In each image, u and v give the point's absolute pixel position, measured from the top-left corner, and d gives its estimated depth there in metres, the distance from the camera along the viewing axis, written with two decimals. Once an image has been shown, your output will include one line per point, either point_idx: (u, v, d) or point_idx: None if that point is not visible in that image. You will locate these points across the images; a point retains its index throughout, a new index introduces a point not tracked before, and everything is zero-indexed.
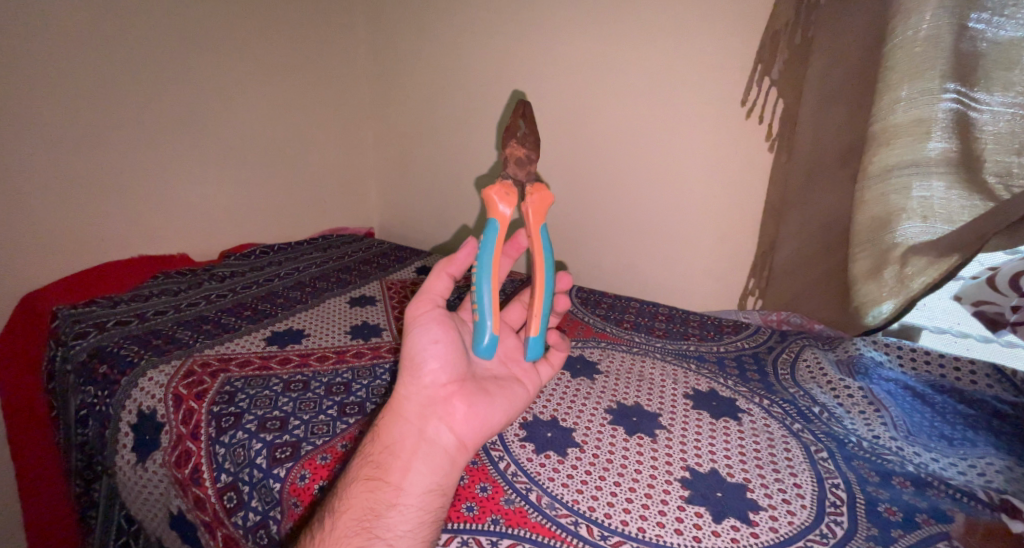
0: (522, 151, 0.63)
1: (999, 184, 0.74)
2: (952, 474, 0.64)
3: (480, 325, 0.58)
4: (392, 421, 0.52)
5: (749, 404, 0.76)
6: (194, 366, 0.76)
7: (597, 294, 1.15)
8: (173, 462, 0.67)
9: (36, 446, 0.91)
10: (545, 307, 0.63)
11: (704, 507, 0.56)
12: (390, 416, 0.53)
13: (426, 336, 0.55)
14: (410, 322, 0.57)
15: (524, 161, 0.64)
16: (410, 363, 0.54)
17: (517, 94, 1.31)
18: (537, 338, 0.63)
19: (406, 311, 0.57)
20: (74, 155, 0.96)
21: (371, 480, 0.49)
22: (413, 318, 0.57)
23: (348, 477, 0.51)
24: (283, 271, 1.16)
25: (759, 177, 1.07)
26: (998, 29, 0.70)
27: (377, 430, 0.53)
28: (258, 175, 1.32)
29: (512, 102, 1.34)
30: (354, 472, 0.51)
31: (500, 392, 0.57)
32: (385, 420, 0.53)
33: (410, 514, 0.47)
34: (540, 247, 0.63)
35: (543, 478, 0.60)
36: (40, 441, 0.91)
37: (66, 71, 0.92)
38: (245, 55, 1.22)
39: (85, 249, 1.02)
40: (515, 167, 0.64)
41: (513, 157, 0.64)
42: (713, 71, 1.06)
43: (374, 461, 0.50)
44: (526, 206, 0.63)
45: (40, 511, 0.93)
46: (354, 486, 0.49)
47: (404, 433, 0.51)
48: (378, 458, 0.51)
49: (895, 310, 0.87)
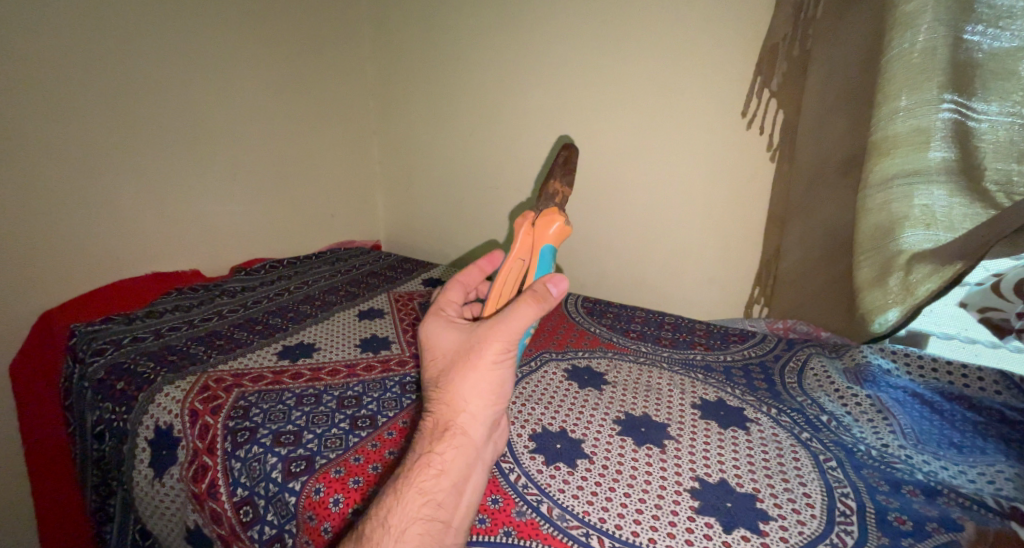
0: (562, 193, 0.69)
1: (999, 191, 0.75)
2: (962, 482, 0.64)
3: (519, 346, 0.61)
4: (459, 453, 0.51)
5: (756, 413, 0.76)
6: (209, 381, 0.78)
7: (602, 304, 1.16)
8: (190, 477, 0.68)
9: (51, 449, 0.93)
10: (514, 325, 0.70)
11: (714, 518, 0.56)
12: (453, 446, 0.51)
13: (506, 366, 0.53)
14: (482, 342, 0.52)
15: (550, 196, 0.69)
16: (479, 388, 0.52)
17: (566, 137, 1.29)
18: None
19: (501, 341, 0.52)
20: (87, 174, 0.99)
21: (434, 514, 0.48)
22: (494, 344, 0.52)
23: (396, 513, 0.48)
24: (292, 285, 1.18)
25: (760, 186, 1.08)
26: (993, 39, 0.71)
27: (436, 461, 0.50)
28: (267, 190, 1.34)
29: (560, 145, 1.32)
30: (406, 508, 0.48)
31: None
32: (446, 448, 0.51)
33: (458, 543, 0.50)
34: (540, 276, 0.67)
35: (553, 489, 0.60)
36: (54, 443, 0.93)
37: (77, 95, 0.95)
38: (254, 73, 1.25)
39: (97, 266, 1.04)
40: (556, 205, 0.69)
41: (559, 194, 0.69)
42: (713, 83, 1.07)
43: (436, 498, 0.49)
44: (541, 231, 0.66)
45: (56, 514, 0.94)
46: (413, 524, 0.47)
47: (470, 464, 0.51)
48: (441, 492, 0.49)
49: (902, 318, 0.86)
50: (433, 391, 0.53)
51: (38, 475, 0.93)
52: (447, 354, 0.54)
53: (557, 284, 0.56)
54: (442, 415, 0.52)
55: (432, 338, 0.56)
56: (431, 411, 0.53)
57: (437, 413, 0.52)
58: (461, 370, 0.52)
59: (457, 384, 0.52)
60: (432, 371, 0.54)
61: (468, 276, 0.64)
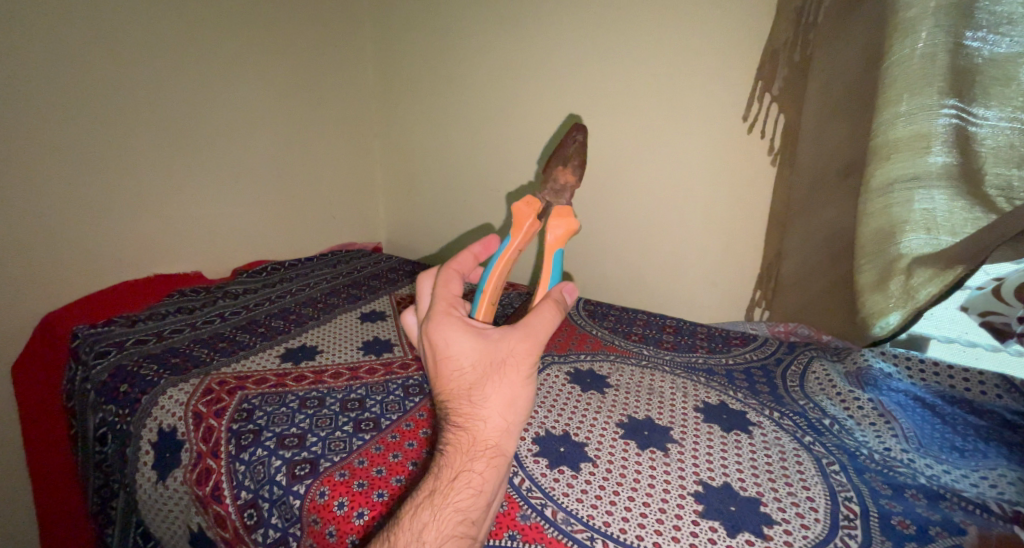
0: (569, 179, 0.66)
1: (1000, 196, 0.75)
2: (964, 486, 0.64)
3: None
4: (494, 470, 0.51)
5: (759, 417, 0.76)
6: (212, 383, 0.78)
7: (604, 306, 1.16)
8: (193, 480, 0.68)
9: (53, 447, 0.93)
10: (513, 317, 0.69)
11: (718, 521, 0.57)
12: (488, 464, 0.51)
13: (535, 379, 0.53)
14: (519, 360, 0.52)
15: (559, 187, 0.66)
16: (512, 406, 0.52)
17: (573, 117, 1.27)
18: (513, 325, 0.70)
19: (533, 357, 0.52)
20: (89, 175, 0.99)
21: (466, 528, 0.50)
22: (526, 359, 0.52)
23: (433, 530, 0.49)
24: (293, 287, 1.18)
25: (761, 189, 1.08)
26: (993, 46, 0.72)
27: (472, 478, 0.51)
28: (268, 192, 1.34)
29: (567, 125, 1.29)
30: (442, 524, 0.49)
31: None
32: (481, 466, 0.51)
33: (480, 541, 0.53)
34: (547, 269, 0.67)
35: (557, 493, 0.60)
36: (56, 441, 0.93)
37: (80, 99, 0.95)
38: (256, 76, 1.26)
39: (100, 268, 1.04)
40: (564, 195, 0.66)
41: (566, 183, 0.66)
42: (713, 88, 1.08)
43: (470, 511, 0.50)
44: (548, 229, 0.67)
45: (57, 514, 0.94)
46: (449, 539, 0.49)
47: (502, 478, 0.52)
48: (474, 506, 0.51)
49: (903, 321, 0.86)
50: (465, 406, 0.52)
51: (39, 473, 0.93)
52: (476, 367, 0.52)
53: (569, 292, 0.59)
54: (475, 433, 0.51)
55: (455, 347, 0.52)
56: (463, 426, 0.52)
57: (470, 430, 0.51)
58: (496, 389, 0.51)
59: (493, 402, 0.51)
60: (459, 383, 0.52)
61: (461, 263, 0.61)
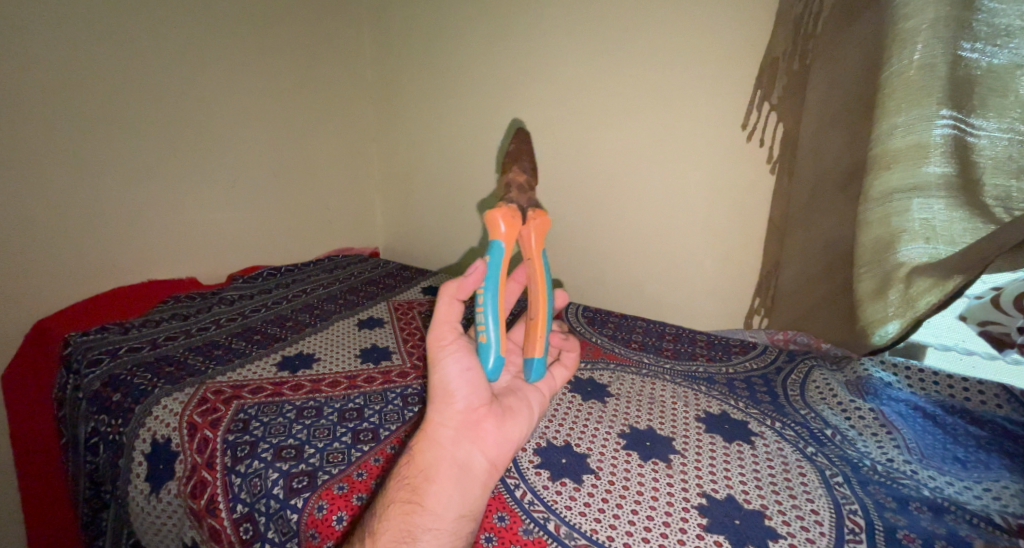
0: (522, 177, 0.64)
1: (999, 207, 0.76)
2: (968, 498, 0.64)
3: (485, 346, 0.56)
4: (427, 446, 0.51)
5: (761, 427, 0.76)
6: (208, 393, 0.76)
7: (603, 313, 1.16)
8: (188, 493, 0.67)
9: (42, 455, 0.91)
10: (550, 310, 0.64)
11: (724, 536, 0.56)
12: (425, 441, 0.52)
13: (453, 356, 0.54)
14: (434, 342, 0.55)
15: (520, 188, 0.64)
16: (435, 385, 0.53)
17: (517, 123, 1.35)
18: (542, 360, 0.62)
19: (429, 342, 0.55)
20: (81, 180, 0.97)
21: (408, 499, 0.49)
22: (435, 339, 0.55)
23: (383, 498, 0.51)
24: (289, 293, 1.17)
25: (760, 196, 1.09)
26: (992, 57, 0.72)
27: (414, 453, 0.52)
28: (263, 197, 1.33)
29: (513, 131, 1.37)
30: (390, 494, 0.51)
31: (519, 406, 0.57)
32: (420, 442, 0.52)
33: (445, 536, 0.48)
34: (539, 267, 0.64)
35: (560, 507, 0.59)
36: (45, 450, 0.91)
37: (74, 101, 0.94)
38: (253, 80, 1.25)
39: (92, 275, 1.02)
40: (516, 193, 0.64)
41: (514, 182, 0.64)
42: (713, 94, 1.08)
43: (411, 483, 0.50)
44: (528, 229, 0.63)
45: (40, 524, 0.92)
46: (392, 508, 0.49)
47: (442, 455, 0.50)
48: (415, 478, 0.50)
49: (902, 330, 0.86)
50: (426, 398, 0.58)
51: (25, 483, 0.92)
52: None
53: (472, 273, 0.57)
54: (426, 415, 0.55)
55: None
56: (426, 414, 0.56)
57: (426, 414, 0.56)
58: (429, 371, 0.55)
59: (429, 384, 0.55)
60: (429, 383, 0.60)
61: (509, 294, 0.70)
